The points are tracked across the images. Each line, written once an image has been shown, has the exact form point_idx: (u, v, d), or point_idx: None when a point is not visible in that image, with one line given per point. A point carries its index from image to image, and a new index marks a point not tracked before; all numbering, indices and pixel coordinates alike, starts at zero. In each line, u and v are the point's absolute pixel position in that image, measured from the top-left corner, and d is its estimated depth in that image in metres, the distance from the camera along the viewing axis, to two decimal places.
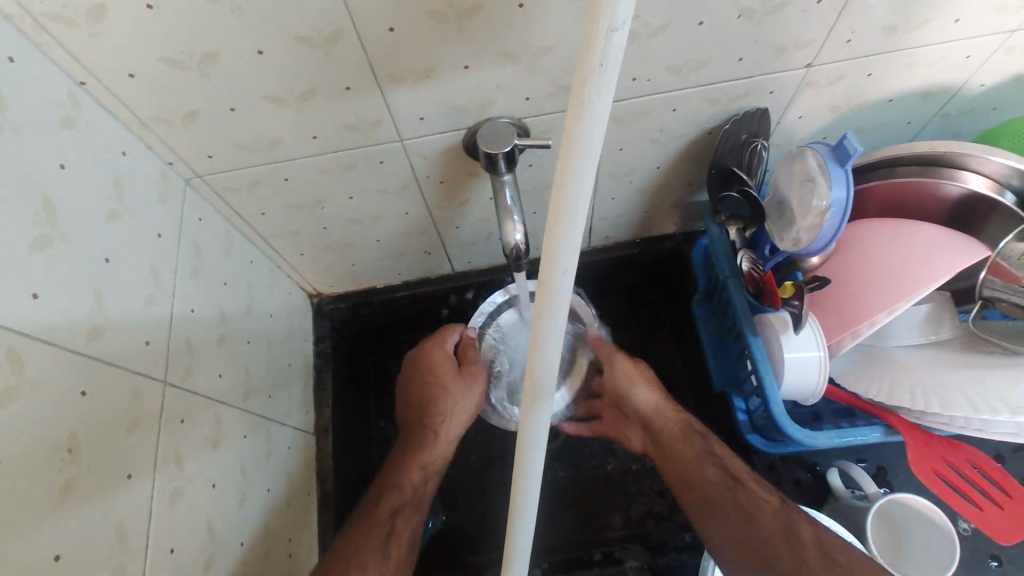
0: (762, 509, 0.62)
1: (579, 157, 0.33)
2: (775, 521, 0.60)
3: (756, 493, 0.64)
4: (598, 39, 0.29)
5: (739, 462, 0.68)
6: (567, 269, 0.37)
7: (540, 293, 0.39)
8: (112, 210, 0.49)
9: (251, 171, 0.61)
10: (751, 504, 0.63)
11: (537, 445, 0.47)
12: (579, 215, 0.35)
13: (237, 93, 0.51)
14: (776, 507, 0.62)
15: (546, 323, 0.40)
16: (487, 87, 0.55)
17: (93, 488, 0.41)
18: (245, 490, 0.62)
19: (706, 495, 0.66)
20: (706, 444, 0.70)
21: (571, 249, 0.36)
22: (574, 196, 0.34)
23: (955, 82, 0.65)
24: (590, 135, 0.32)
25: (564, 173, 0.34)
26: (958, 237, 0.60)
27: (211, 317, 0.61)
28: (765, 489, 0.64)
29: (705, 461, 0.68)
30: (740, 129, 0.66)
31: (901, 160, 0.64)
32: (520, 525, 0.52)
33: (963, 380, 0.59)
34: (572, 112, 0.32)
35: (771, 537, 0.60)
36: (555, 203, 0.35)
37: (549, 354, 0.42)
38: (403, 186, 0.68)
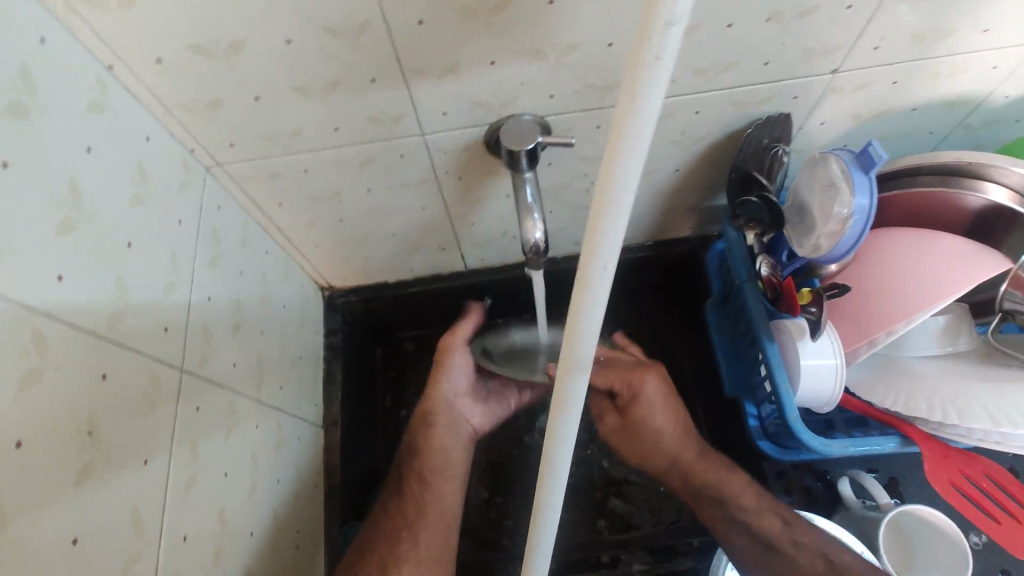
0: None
1: (625, 155, 0.32)
2: None
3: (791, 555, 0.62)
4: (655, 32, 0.29)
5: (770, 514, 0.65)
6: (605, 269, 0.37)
7: (575, 295, 0.38)
8: (136, 195, 0.49)
9: (272, 161, 0.61)
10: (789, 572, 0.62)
11: (564, 449, 0.46)
12: (621, 215, 0.35)
13: (262, 82, 0.51)
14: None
15: (579, 326, 0.39)
16: (512, 84, 0.55)
17: (112, 470, 0.41)
18: (255, 480, 0.61)
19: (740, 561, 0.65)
20: (725, 505, 0.67)
21: (610, 248, 0.36)
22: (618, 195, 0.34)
23: (979, 93, 0.64)
24: (641, 134, 0.32)
25: (609, 169, 0.33)
26: (980, 249, 0.59)
27: (227, 305, 0.61)
28: (804, 556, 0.62)
29: (731, 528, 0.66)
30: (763, 133, 0.65)
31: (924, 169, 0.64)
32: (542, 532, 0.51)
33: (983, 392, 0.59)
34: (622, 104, 0.31)
35: None
36: (598, 201, 0.34)
37: (578, 354, 0.41)
38: (421, 182, 0.68)
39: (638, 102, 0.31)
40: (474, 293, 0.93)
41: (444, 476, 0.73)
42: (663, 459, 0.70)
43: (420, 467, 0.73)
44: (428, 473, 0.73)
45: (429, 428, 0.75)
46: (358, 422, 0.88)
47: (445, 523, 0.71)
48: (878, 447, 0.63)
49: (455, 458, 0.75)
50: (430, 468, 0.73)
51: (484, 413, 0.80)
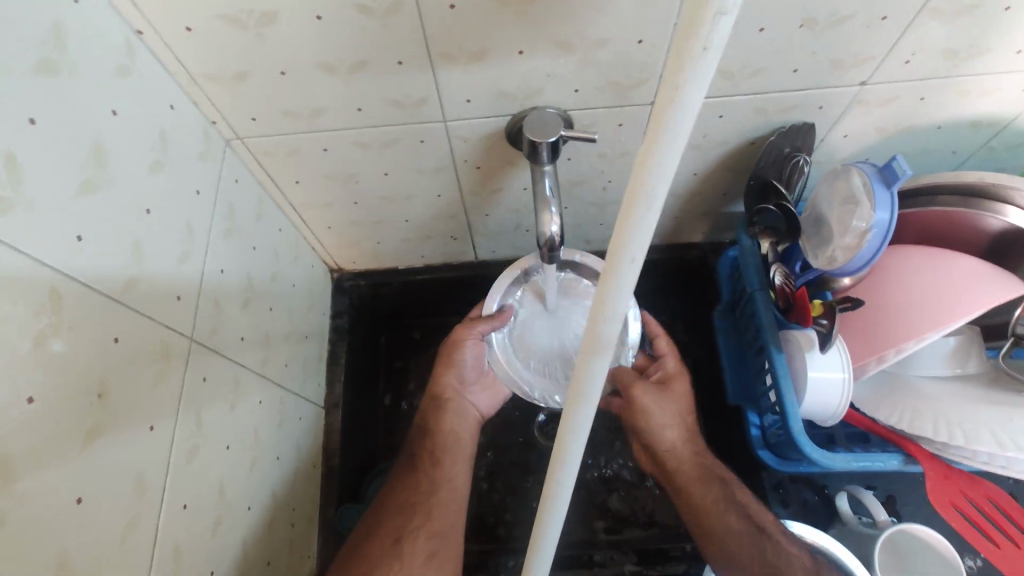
0: (788, 559, 0.61)
1: (664, 142, 0.28)
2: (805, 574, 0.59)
3: (777, 540, 0.63)
4: (703, 23, 0.25)
5: (761, 507, 0.66)
6: (632, 268, 0.33)
7: (597, 299, 0.34)
8: (156, 162, 0.49)
9: (293, 138, 0.61)
10: (776, 555, 0.61)
11: (569, 468, 0.42)
12: (654, 210, 0.31)
13: (289, 57, 0.51)
14: (806, 563, 0.60)
15: (599, 332, 0.35)
16: (538, 75, 0.55)
17: (119, 433, 0.42)
18: (256, 456, 0.62)
19: (728, 537, 0.64)
20: (726, 487, 0.68)
21: (638, 247, 0.32)
22: (653, 188, 0.30)
23: (1006, 115, 0.64)
24: (682, 119, 0.28)
25: (646, 160, 0.29)
26: (998, 272, 0.58)
27: (238, 279, 0.61)
28: (791, 542, 0.62)
29: (726, 509, 0.66)
30: (785, 141, 0.65)
31: (944, 189, 0.63)
32: (541, 552, 0.48)
33: (990, 415, 0.58)
34: (658, 102, 0.28)
35: None
36: (631, 196, 0.30)
37: (597, 363, 0.37)
38: (439, 169, 0.68)
39: (683, 82, 0.27)
40: (482, 284, 0.93)
41: (452, 458, 0.74)
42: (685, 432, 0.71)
43: (431, 446, 0.73)
44: (440, 452, 0.74)
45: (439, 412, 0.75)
46: (358, 405, 0.88)
47: (455, 500, 0.71)
48: (880, 464, 0.63)
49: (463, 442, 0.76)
50: (439, 448, 0.74)
51: (491, 397, 0.80)
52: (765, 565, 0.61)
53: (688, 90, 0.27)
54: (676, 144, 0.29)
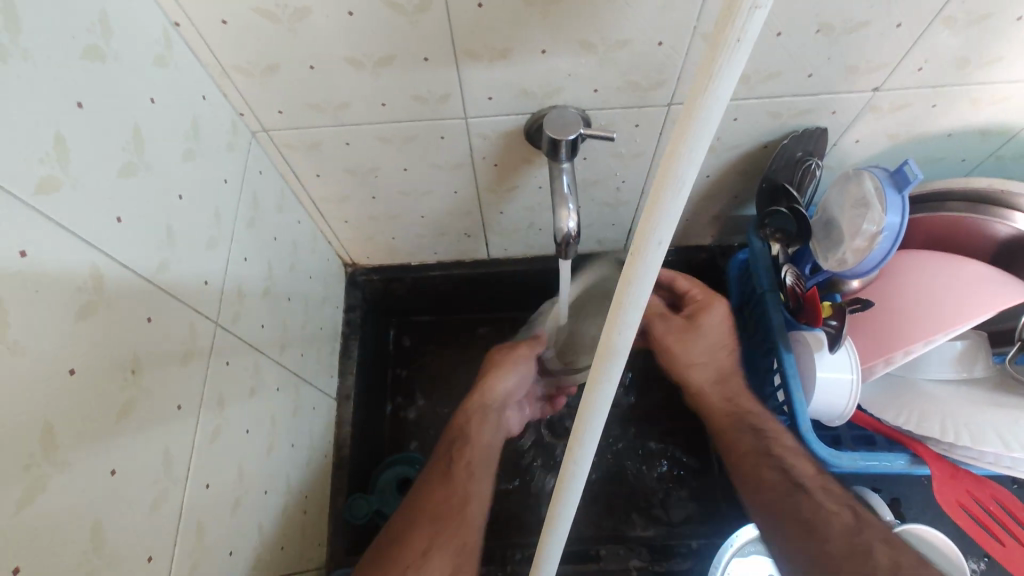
0: (824, 518, 0.59)
1: (695, 128, 0.30)
2: (839, 533, 0.58)
3: (819, 500, 0.60)
4: (737, 17, 0.27)
5: (803, 454, 0.64)
6: (656, 251, 0.34)
7: (622, 282, 0.35)
8: (189, 149, 0.50)
9: (316, 131, 0.62)
10: (815, 512, 0.60)
11: (586, 451, 0.43)
12: (681, 196, 0.32)
13: (319, 50, 0.52)
14: (844, 519, 0.59)
15: (622, 314, 0.36)
16: (559, 74, 0.56)
17: (148, 411, 0.43)
18: (273, 442, 0.63)
19: (762, 489, 0.64)
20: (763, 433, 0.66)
21: (665, 233, 0.33)
22: (681, 174, 0.31)
23: (1015, 124, 0.65)
24: (712, 109, 0.29)
25: (676, 147, 0.30)
26: (1003, 276, 0.60)
27: (260, 267, 0.62)
28: (831, 499, 0.60)
29: (763, 461, 0.65)
30: (797, 146, 0.66)
31: (953, 195, 0.64)
32: (554, 539, 0.48)
33: (996, 417, 0.59)
34: (692, 90, 0.29)
35: (834, 547, 0.57)
36: (660, 183, 0.32)
37: (619, 347, 0.37)
38: (456, 165, 0.69)
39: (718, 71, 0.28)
40: (494, 281, 0.94)
41: (485, 470, 0.72)
42: (714, 374, 0.72)
43: (469, 458, 0.72)
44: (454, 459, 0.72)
45: (482, 421, 0.76)
46: (368, 399, 0.89)
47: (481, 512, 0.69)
48: (887, 463, 0.63)
49: (493, 453, 0.75)
50: (477, 460, 0.72)
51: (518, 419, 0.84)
52: (802, 523, 0.60)
53: (720, 81, 0.28)
54: (706, 134, 0.30)
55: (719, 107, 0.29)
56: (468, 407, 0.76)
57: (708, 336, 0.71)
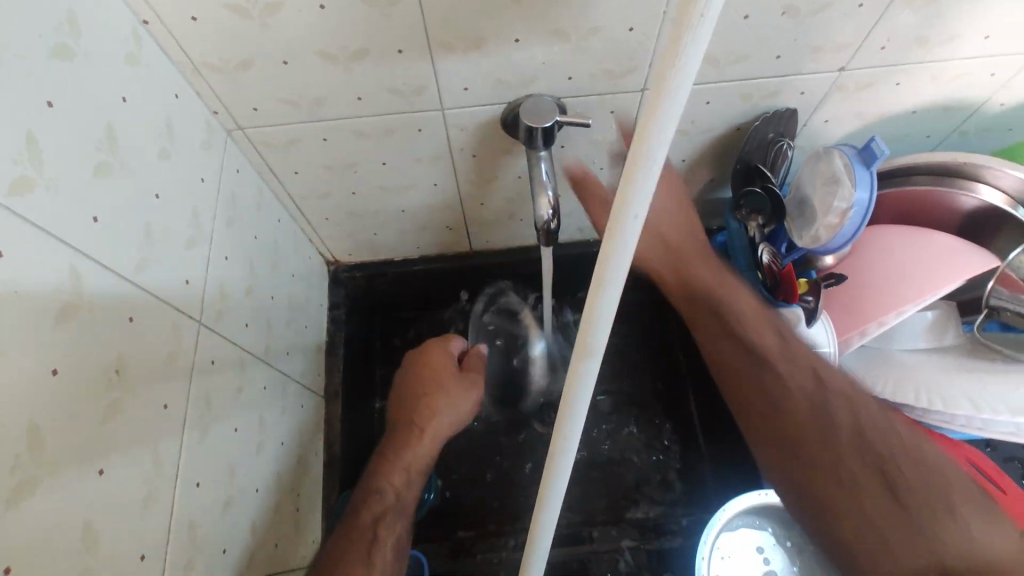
0: (782, 386, 0.58)
1: (665, 103, 0.30)
2: (798, 398, 0.56)
3: (778, 370, 0.59)
4: None
5: (755, 318, 0.64)
6: (632, 230, 0.35)
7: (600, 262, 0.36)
8: (164, 149, 0.50)
9: (292, 128, 0.62)
10: (773, 378, 0.59)
11: (571, 432, 0.43)
12: (653, 175, 0.33)
13: (292, 45, 0.52)
14: (807, 385, 0.56)
15: (601, 294, 0.37)
16: (533, 63, 0.57)
17: (135, 410, 0.43)
18: (263, 441, 0.63)
19: (728, 359, 0.65)
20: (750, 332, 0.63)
21: (640, 207, 0.34)
22: (651, 153, 0.32)
23: (976, 99, 0.67)
24: (678, 90, 0.30)
25: (646, 127, 0.31)
26: (968, 246, 0.63)
27: (241, 265, 0.62)
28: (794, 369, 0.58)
29: (728, 334, 0.65)
30: (768, 126, 0.67)
31: (919, 170, 0.66)
32: (542, 526, 0.48)
33: (967, 383, 0.62)
34: (660, 64, 0.30)
35: (796, 419, 0.55)
36: (632, 164, 0.33)
37: (599, 325, 0.38)
38: (435, 158, 0.69)
39: (686, 45, 0.29)
40: (477, 273, 0.94)
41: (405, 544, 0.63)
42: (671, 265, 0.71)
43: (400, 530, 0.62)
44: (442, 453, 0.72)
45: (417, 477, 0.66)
46: (356, 396, 0.89)
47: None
48: None
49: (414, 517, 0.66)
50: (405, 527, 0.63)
51: None
52: (768, 403, 0.58)
53: (685, 61, 0.29)
54: (673, 114, 0.31)
55: (685, 88, 0.30)
56: (402, 463, 0.65)
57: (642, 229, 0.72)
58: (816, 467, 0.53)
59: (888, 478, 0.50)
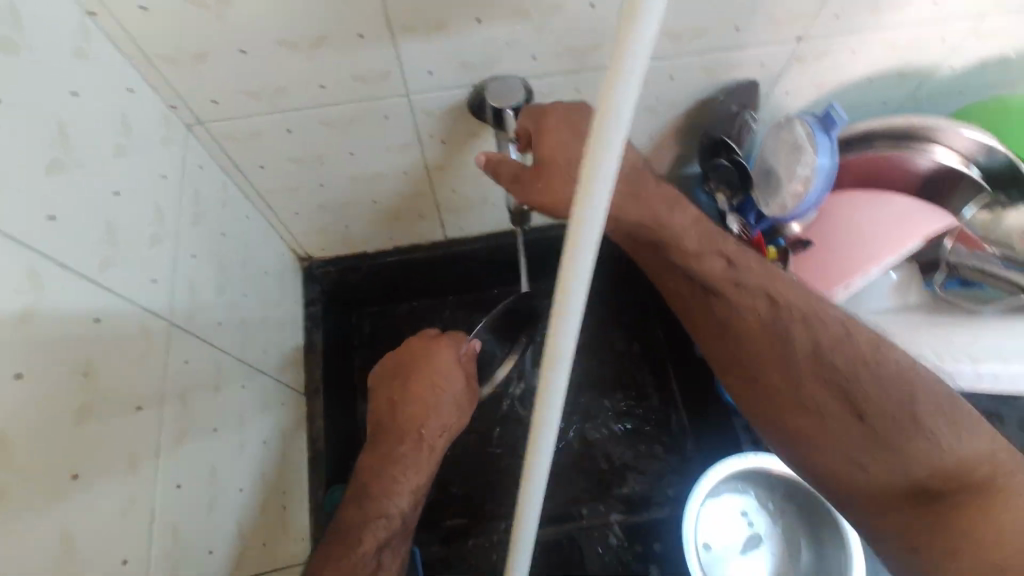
0: (744, 324, 0.59)
1: (620, 85, 0.31)
2: (758, 325, 0.58)
3: (751, 311, 0.58)
4: None
5: (742, 279, 0.58)
6: (599, 202, 0.34)
7: (568, 236, 0.35)
8: (120, 145, 0.48)
9: (255, 120, 0.61)
10: (753, 321, 0.58)
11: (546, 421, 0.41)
12: (614, 146, 0.32)
13: (249, 33, 0.51)
14: (762, 314, 0.57)
15: (572, 271, 0.36)
16: (497, 43, 0.56)
17: (107, 412, 0.41)
18: (244, 440, 0.62)
19: (704, 318, 0.63)
20: (738, 288, 0.58)
21: (601, 194, 0.34)
22: (611, 123, 0.32)
23: (928, 65, 0.69)
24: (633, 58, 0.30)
25: (603, 103, 0.31)
26: (927, 206, 0.64)
27: (210, 263, 0.61)
28: (749, 300, 0.58)
29: (702, 294, 0.61)
30: (731, 100, 0.68)
31: (877, 135, 0.68)
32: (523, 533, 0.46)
33: (931, 337, 0.64)
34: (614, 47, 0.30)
35: (760, 346, 0.58)
36: (595, 134, 0.33)
37: (569, 318, 0.37)
38: (403, 145, 0.69)
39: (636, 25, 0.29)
40: (454, 262, 0.94)
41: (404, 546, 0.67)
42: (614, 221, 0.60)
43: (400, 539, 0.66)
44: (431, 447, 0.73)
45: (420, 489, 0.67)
46: (338, 392, 0.89)
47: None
48: None
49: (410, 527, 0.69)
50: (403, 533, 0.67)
51: None
52: (763, 349, 0.57)
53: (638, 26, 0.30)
54: (630, 82, 0.31)
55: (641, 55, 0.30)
56: (404, 480, 0.65)
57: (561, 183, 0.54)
58: (787, 393, 0.56)
59: (855, 405, 0.52)
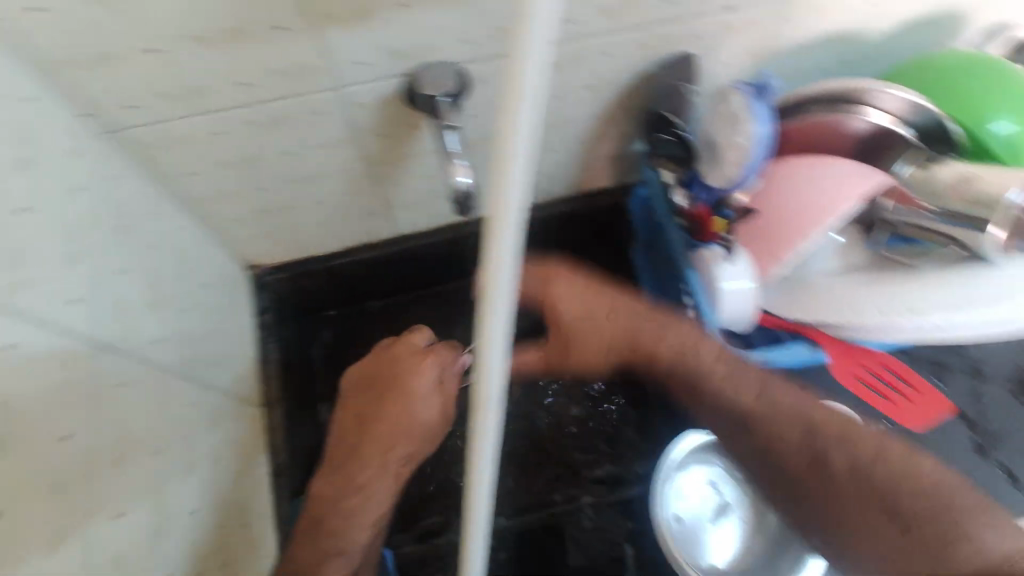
0: (782, 431, 0.59)
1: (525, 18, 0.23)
2: (795, 438, 0.59)
3: (779, 422, 0.60)
4: None
5: (781, 449, 0.59)
6: (512, 228, 0.25)
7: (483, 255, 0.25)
8: (21, 159, 0.45)
9: (178, 125, 0.58)
10: (784, 438, 0.59)
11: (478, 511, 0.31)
12: (526, 151, 0.24)
13: (157, 31, 0.48)
14: (800, 433, 0.59)
15: (494, 304, 0.26)
16: (425, 28, 0.55)
17: (23, 444, 0.39)
18: (192, 461, 0.60)
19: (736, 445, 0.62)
20: (765, 395, 0.61)
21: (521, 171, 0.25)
22: (523, 87, 0.23)
23: (858, 28, 0.70)
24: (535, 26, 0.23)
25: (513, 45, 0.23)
26: (864, 167, 0.66)
27: (141, 279, 0.58)
28: (785, 424, 0.59)
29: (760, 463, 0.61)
30: (669, 75, 0.69)
31: (814, 102, 0.69)
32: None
33: (872, 294, 0.69)
34: None
35: (795, 454, 0.59)
36: (501, 135, 0.24)
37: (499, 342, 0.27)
38: (340, 142, 0.66)
39: None
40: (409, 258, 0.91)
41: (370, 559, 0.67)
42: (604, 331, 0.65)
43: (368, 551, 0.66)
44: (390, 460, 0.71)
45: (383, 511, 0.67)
46: (297, 401, 0.86)
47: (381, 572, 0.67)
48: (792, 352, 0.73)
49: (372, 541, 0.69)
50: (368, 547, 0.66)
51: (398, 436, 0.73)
52: (802, 467, 0.58)
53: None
54: (536, 67, 0.24)
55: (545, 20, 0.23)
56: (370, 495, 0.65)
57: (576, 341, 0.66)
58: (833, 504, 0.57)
59: (901, 518, 0.53)
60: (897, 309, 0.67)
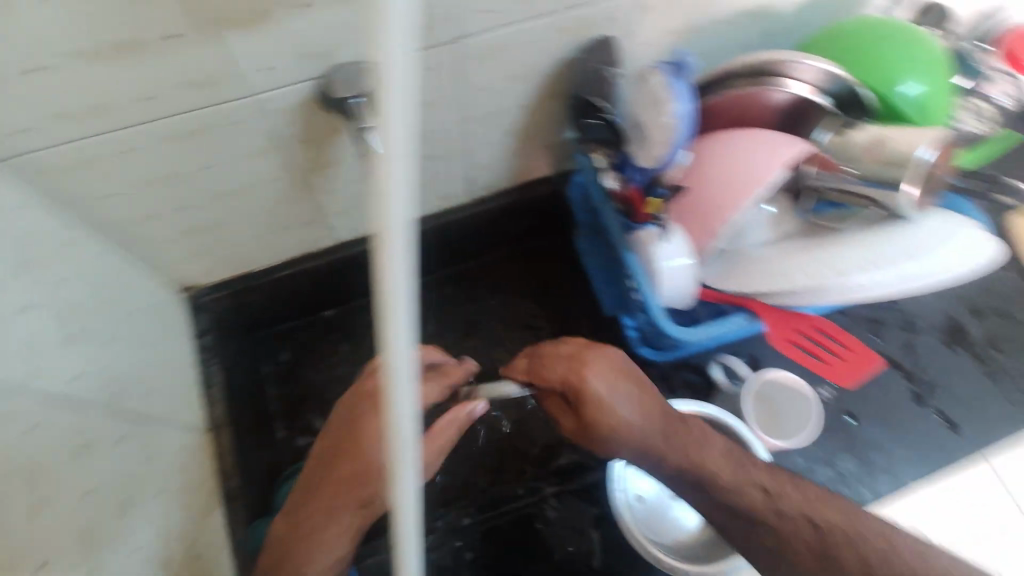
0: (790, 529, 0.55)
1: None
2: (804, 524, 0.56)
3: (788, 515, 0.56)
4: None
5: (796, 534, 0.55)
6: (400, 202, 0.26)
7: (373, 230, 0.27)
8: None
9: (77, 148, 0.54)
10: (790, 527, 0.56)
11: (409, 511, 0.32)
12: (405, 145, 0.26)
13: (37, 48, 0.45)
14: (809, 525, 0.55)
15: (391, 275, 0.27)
16: (332, 29, 0.53)
17: None
18: (129, 500, 0.57)
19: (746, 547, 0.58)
20: (770, 496, 0.57)
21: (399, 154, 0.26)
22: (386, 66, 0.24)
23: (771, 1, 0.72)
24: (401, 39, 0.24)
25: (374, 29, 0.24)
26: (784, 136, 0.68)
27: (54, 313, 0.54)
28: (790, 517, 0.56)
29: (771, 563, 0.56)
30: (590, 59, 0.69)
31: (737, 75, 0.70)
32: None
33: (800, 260, 0.70)
34: None
35: (805, 547, 0.55)
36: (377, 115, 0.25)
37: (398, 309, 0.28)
38: (260, 153, 0.64)
39: None
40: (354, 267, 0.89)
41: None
42: (639, 419, 0.60)
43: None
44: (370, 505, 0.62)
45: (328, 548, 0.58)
46: (249, 423, 0.84)
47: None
48: (735, 326, 0.72)
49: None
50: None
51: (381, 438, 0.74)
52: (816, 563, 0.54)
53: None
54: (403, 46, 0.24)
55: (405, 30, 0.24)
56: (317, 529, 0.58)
57: (608, 406, 0.59)
58: None
59: None
60: (829, 278, 0.68)
